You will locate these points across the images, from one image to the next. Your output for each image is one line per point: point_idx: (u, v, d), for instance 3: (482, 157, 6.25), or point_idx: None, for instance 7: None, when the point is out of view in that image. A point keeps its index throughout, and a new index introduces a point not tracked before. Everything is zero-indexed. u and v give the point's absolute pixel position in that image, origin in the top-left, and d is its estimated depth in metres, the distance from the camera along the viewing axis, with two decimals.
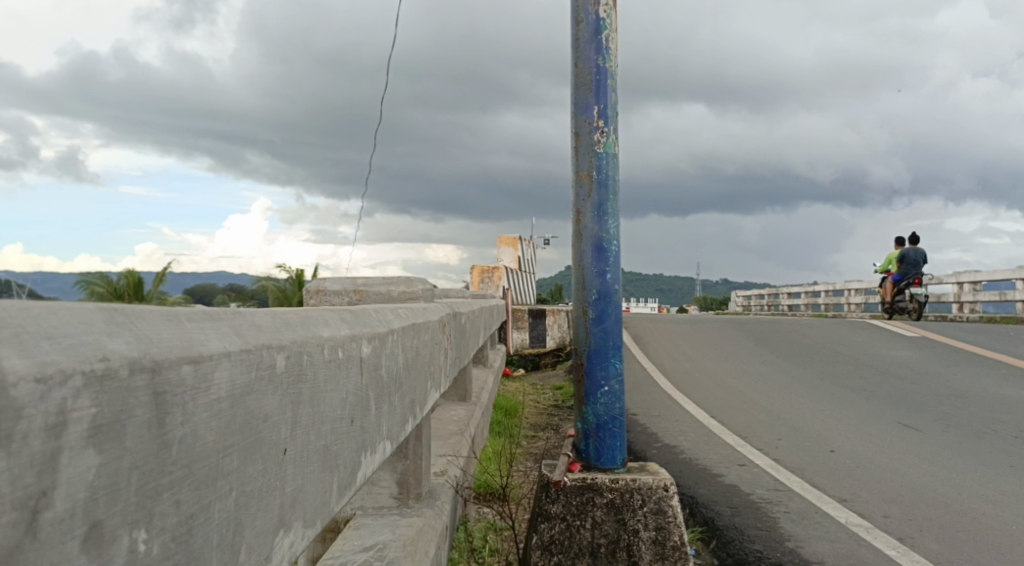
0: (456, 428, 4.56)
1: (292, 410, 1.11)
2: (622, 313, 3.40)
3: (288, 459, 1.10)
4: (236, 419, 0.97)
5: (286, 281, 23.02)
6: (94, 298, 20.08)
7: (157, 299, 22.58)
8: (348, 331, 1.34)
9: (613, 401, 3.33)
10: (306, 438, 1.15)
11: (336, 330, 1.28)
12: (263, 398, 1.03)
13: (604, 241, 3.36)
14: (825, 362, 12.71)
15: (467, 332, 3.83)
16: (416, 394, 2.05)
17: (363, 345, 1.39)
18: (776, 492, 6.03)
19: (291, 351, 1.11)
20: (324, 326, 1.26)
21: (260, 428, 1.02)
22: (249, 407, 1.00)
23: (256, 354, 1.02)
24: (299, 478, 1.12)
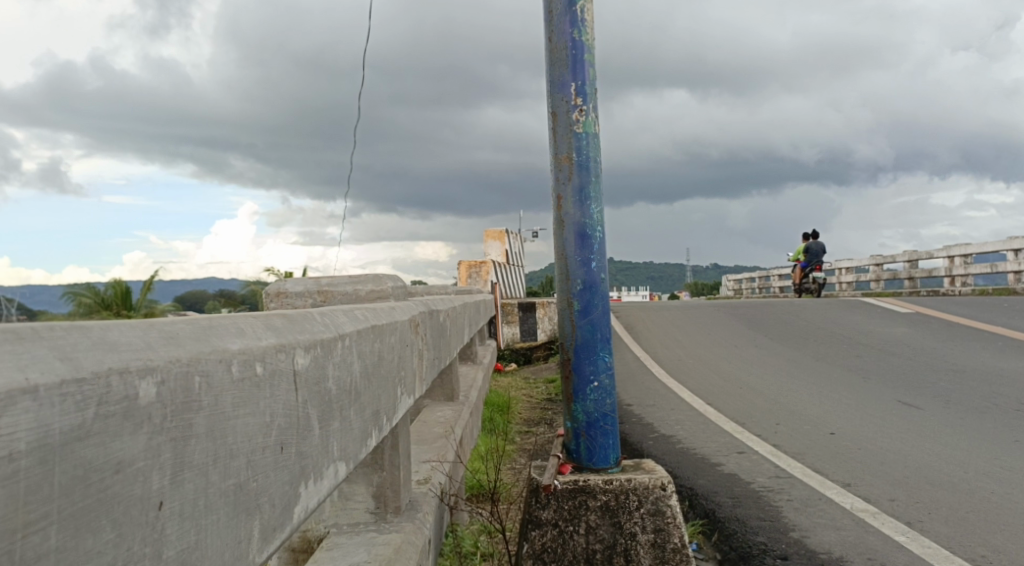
0: (443, 430, 4.36)
1: (172, 450, 0.86)
2: (610, 304, 3.20)
3: (168, 515, 0.85)
4: (61, 479, 0.72)
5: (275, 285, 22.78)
6: (81, 310, 19.81)
7: (146, 309, 22.29)
8: (272, 339, 1.09)
9: (604, 397, 3.13)
10: (204, 481, 0.93)
11: (251, 339, 1.04)
12: (113, 442, 0.78)
13: (587, 228, 3.15)
14: (821, 343, 12.56)
15: (446, 330, 3.63)
16: (379, 406, 1.84)
17: (294, 355, 1.15)
18: (778, 479, 5.85)
19: (167, 374, 0.86)
20: (232, 336, 1.01)
21: (110, 483, 0.77)
22: (87, 457, 0.75)
23: (97, 385, 0.77)
24: (187, 538, 0.88)
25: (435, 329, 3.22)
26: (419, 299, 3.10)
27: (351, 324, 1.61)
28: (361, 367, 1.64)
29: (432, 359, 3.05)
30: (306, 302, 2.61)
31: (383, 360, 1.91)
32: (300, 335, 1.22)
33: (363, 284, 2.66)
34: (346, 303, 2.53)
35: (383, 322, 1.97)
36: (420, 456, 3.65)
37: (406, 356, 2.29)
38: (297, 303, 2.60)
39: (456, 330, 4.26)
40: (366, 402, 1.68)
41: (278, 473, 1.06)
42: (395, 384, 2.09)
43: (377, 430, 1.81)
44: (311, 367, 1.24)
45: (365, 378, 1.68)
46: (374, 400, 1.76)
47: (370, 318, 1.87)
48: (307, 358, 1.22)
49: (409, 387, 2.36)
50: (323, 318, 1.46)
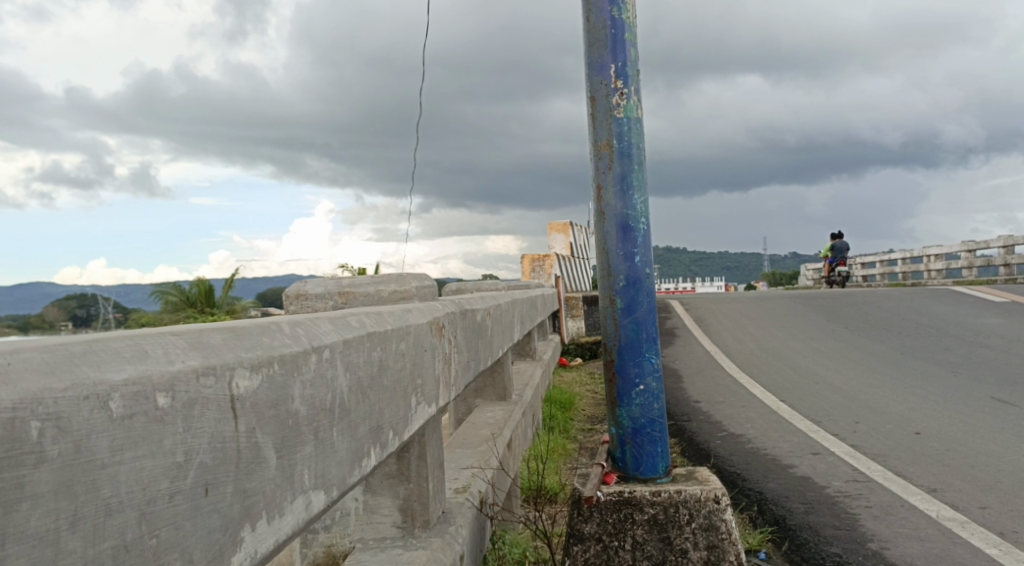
0: (490, 432, 4.19)
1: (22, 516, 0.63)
2: (655, 301, 2.98)
3: None
4: None
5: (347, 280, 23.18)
6: (164, 309, 20.72)
7: (226, 307, 22.98)
8: (189, 363, 0.89)
9: (651, 402, 2.91)
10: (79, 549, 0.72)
11: (154, 363, 0.83)
12: None
13: (629, 219, 2.95)
14: (905, 335, 11.89)
15: (486, 329, 3.46)
16: (381, 423, 1.67)
17: (226, 379, 0.97)
18: (856, 483, 5.47)
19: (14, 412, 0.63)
20: (127, 360, 0.80)
21: None
22: None
23: None
24: None
25: (470, 330, 3.05)
26: (450, 299, 2.93)
27: (337, 332, 1.44)
28: (349, 381, 1.46)
29: (466, 363, 2.89)
30: (327, 304, 2.48)
31: (387, 369, 1.74)
32: (244, 352, 1.05)
33: (385, 285, 2.53)
34: (367, 304, 2.40)
35: (388, 326, 1.81)
36: (461, 461, 3.48)
37: (423, 362, 2.13)
38: (317, 305, 2.47)
39: (502, 328, 4.09)
40: (357, 420, 1.51)
41: (202, 520, 0.89)
42: (407, 395, 1.93)
43: (375, 448, 1.64)
44: (260, 388, 1.07)
45: (356, 393, 1.50)
46: (370, 417, 1.59)
47: (372, 324, 1.70)
48: (253, 379, 1.05)
49: (430, 394, 2.21)
50: (295, 327, 1.30)
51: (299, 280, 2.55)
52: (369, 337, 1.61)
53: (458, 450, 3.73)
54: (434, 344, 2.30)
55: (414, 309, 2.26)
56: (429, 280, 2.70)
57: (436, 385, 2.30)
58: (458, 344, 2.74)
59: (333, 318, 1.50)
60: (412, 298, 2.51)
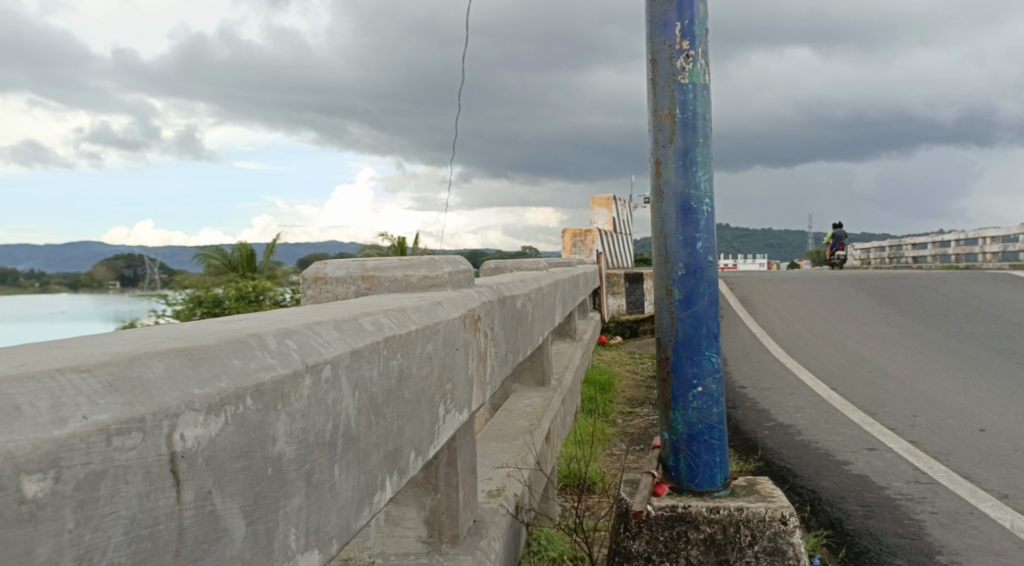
0: (528, 424, 3.91)
1: None
2: (718, 293, 2.64)
3: None
4: None
5: (388, 249, 23.08)
6: (208, 274, 20.93)
7: (269, 272, 23.05)
8: (87, 421, 0.64)
9: (710, 406, 2.58)
10: None
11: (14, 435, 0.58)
12: None
13: (691, 200, 2.61)
14: (965, 322, 11.26)
15: (526, 317, 3.16)
16: (400, 444, 1.38)
17: (159, 434, 0.69)
18: (917, 485, 5.05)
19: None
20: None
21: None
22: None
23: None
24: None
25: (509, 318, 2.76)
26: (489, 286, 2.64)
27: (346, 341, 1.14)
28: (358, 403, 1.16)
29: (503, 356, 2.60)
30: (348, 290, 2.19)
31: (409, 377, 1.45)
32: (198, 387, 0.77)
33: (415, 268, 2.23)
34: (393, 292, 2.11)
35: (411, 325, 1.50)
36: (496, 458, 3.21)
37: (454, 362, 1.84)
38: (338, 290, 2.18)
39: (544, 314, 3.79)
40: (369, 444, 1.21)
41: None
42: (433, 404, 1.63)
43: (393, 476, 1.34)
44: (223, 433, 0.78)
45: (367, 415, 1.20)
46: (385, 440, 1.29)
47: (392, 325, 1.39)
48: (211, 423, 0.77)
49: (462, 398, 1.92)
50: (285, 339, 1.00)
51: (319, 260, 2.26)
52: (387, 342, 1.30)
53: (491, 444, 3.46)
54: (467, 339, 2.00)
55: (444, 299, 1.96)
56: (465, 263, 2.41)
57: (470, 387, 2.02)
58: (495, 336, 2.45)
59: (339, 322, 1.20)
60: (446, 285, 2.21)
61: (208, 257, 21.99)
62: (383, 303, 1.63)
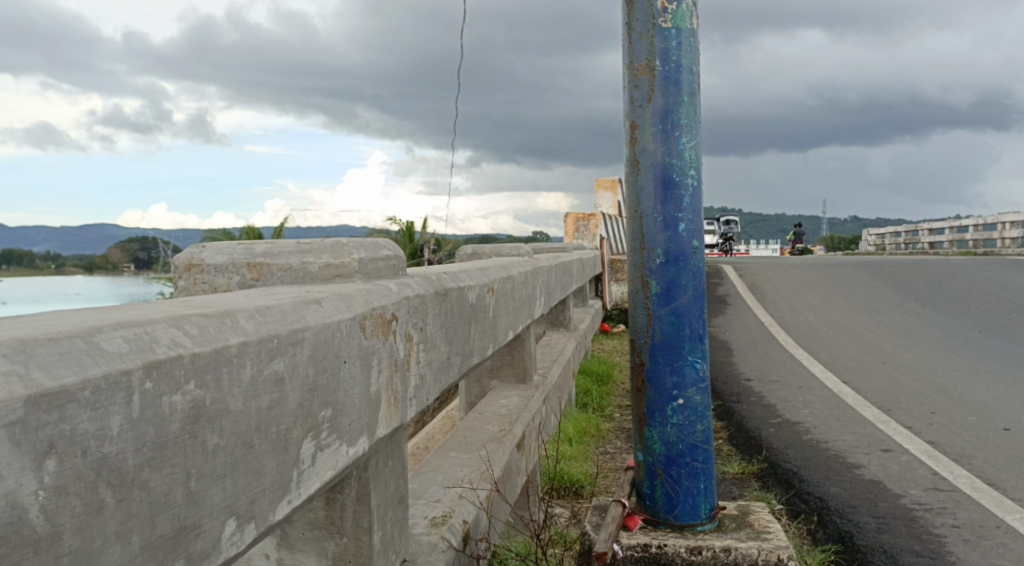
0: (497, 430, 3.46)
1: None
2: (705, 285, 2.17)
3: None
4: None
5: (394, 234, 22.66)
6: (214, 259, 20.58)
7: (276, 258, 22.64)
8: None
9: (694, 422, 2.12)
10: None
11: None
12: None
13: (673, 172, 2.13)
14: (985, 312, 10.69)
15: (484, 312, 2.71)
16: (191, 518, 0.92)
17: None
18: (937, 493, 4.55)
19: None
20: None
21: None
22: None
23: None
24: None
25: (455, 314, 2.30)
26: (425, 274, 2.19)
27: (27, 380, 0.70)
28: (63, 477, 0.72)
29: (443, 361, 2.15)
30: (230, 281, 1.73)
31: (223, 414, 0.99)
32: None
33: (316, 255, 1.77)
34: (281, 285, 1.66)
35: (235, 335, 1.04)
36: (450, 475, 2.75)
37: (340, 376, 1.38)
38: (215, 281, 1.73)
39: (514, 307, 3.35)
40: (97, 539, 0.76)
41: None
42: (287, 444, 1.17)
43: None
44: None
45: (89, 495, 0.75)
46: (148, 521, 0.84)
47: (186, 340, 0.94)
48: None
49: (357, 425, 1.46)
50: None
51: (198, 243, 1.81)
52: (155, 370, 0.85)
53: (449, 457, 3.00)
54: (369, 345, 1.55)
55: (336, 294, 1.51)
56: (388, 249, 1.96)
57: (374, 408, 1.57)
58: (427, 337, 2.00)
59: (30, 345, 0.75)
60: (353, 276, 1.74)
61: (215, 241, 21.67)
62: (215, 304, 1.17)
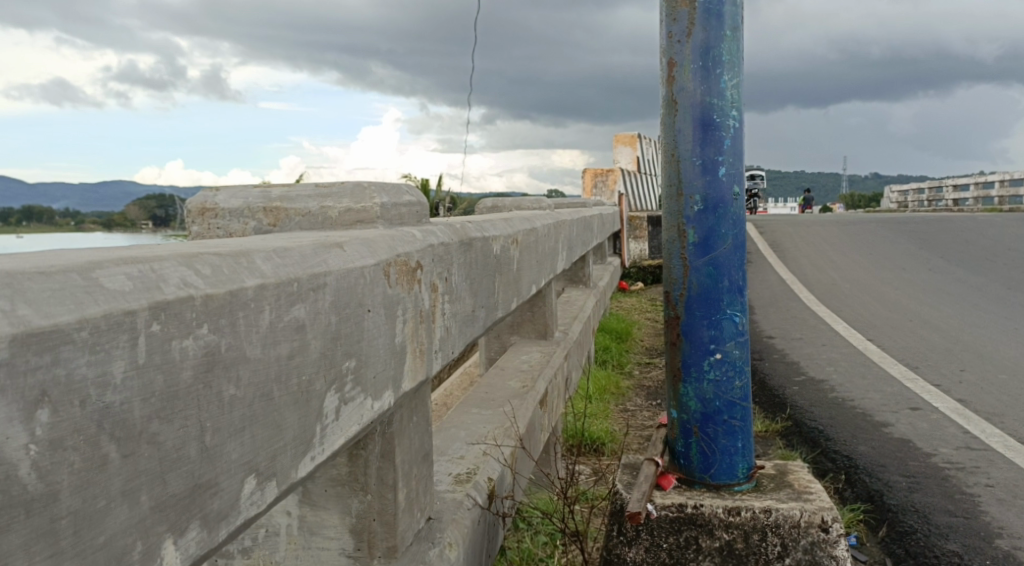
0: (520, 386, 3.39)
1: None
2: (745, 234, 2.05)
3: None
4: None
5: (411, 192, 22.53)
6: None
7: None
8: None
9: (731, 378, 2.03)
10: None
11: None
12: None
13: (713, 113, 2.01)
14: (1013, 269, 10.48)
15: (509, 265, 2.60)
16: (207, 475, 0.83)
17: None
18: (969, 452, 4.46)
19: None
20: None
21: None
22: None
23: None
24: None
25: (479, 265, 2.20)
26: (449, 223, 2.08)
27: (13, 318, 0.61)
28: (57, 429, 0.63)
29: (468, 314, 2.05)
30: (246, 227, 1.64)
31: (241, 363, 0.90)
32: None
33: (336, 199, 1.65)
34: (300, 231, 1.56)
35: (252, 277, 0.95)
36: (473, 432, 2.68)
37: (364, 325, 1.29)
38: (230, 227, 1.64)
39: (537, 261, 3.25)
40: (100, 500, 0.68)
41: None
42: (310, 395, 1.08)
43: (190, 533, 0.80)
44: None
45: (90, 449, 0.66)
46: (159, 479, 0.75)
47: (198, 280, 0.85)
48: None
49: (382, 379, 1.37)
50: None
51: (211, 187, 1.71)
52: (162, 311, 0.76)
53: (471, 413, 2.93)
54: (394, 294, 1.45)
55: (357, 238, 1.41)
56: (411, 194, 1.85)
57: (399, 360, 1.47)
58: (452, 288, 1.91)
59: (19, 280, 0.65)
60: (375, 222, 1.63)
61: None
62: (229, 245, 1.08)
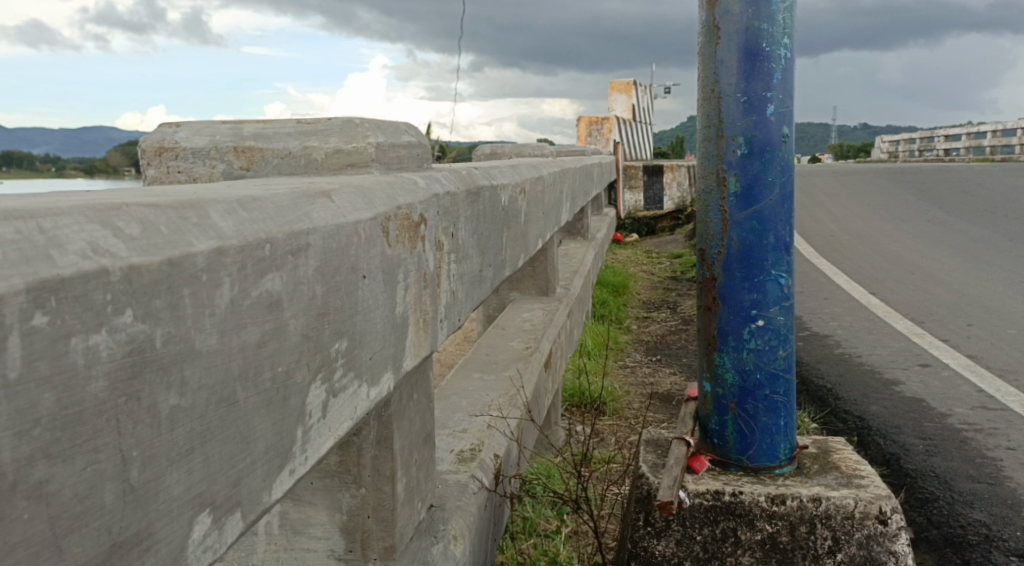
0: (522, 347, 3.15)
1: None
2: (793, 183, 1.79)
3: None
4: None
5: None
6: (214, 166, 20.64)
7: None
8: None
9: (775, 348, 1.78)
10: None
11: None
12: None
13: (761, 39, 1.72)
14: (1015, 219, 10.25)
15: (517, 218, 2.33)
16: (138, 525, 0.57)
17: None
18: (986, 412, 4.28)
19: None
20: None
21: None
22: None
23: None
24: None
25: (488, 218, 1.92)
26: (453, 169, 1.80)
27: None
28: None
29: (475, 275, 1.79)
30: (213, 170, 1.36)
31: (188, 362, 0.63)
32: None
33: (322, 139, 1.36)
34: (280, 177, 1.27)
35: (204, 239, 0.67)
36: (476, 401, 2.44)
37: (358, 296, 1.02)
38: (195, 170, 1.35)
39: (544, 214, 2.98)
40: None
41: None
42: (289, 392, 0.81)
43: None
44: None
45: None
46: (52, 547, 0.49)
47: (120, 244, 0.58)
48: None
49: (380, 361, 1.11)
50: None
51: (171, 123, 1.42)
52: (54, 295, 0.49)
53: (472, 379, 2.69)
54: (393, 255, 1.18)
55: (349, 186, 1.13)
56: (410, 133, 1.56)
57: (401, 333, 1.21)
58: (459, 244, 1.64)
59: None
60: (370, 166, 1.33)
61: None
62: (178, 193, 0.80)
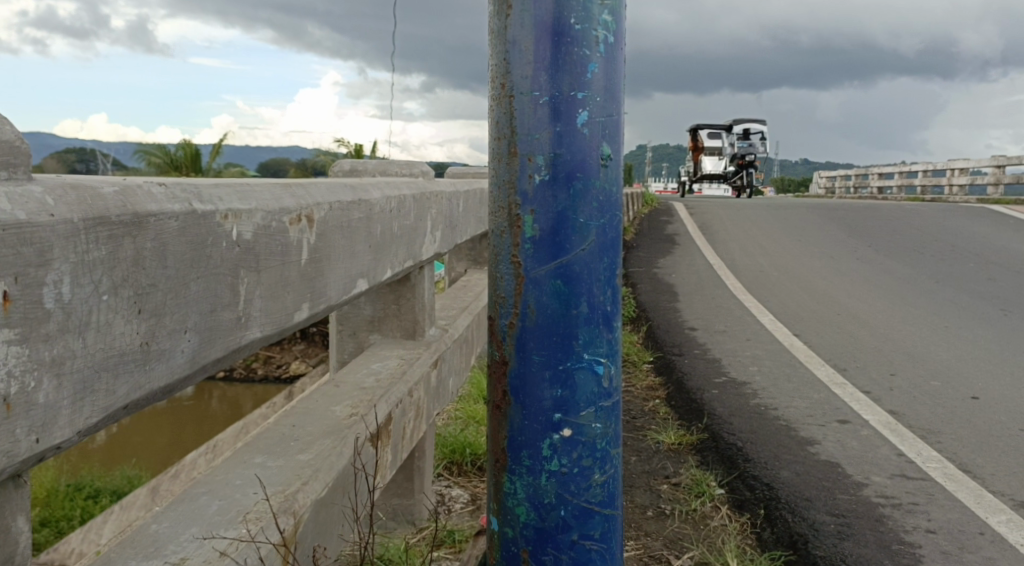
0: (348, 413, 2.49)
1: None
2: (609, 232, 1.51)
3: None
4: None
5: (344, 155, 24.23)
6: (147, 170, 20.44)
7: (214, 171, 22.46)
8: None
9: (583, 468, 1.52)
10: None
11: None
12: None
13: (568, 31, 1.44)
14: (941, 261, 10.05)
15: (287, 253, 1.67)
16: None
17: None
18: (905, 482, 3.79)
19: None
20: None
21: None
22: None
23: None
24: None
25: (187, 258, 1.24)
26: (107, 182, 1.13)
27: None
28: None
29: (136, 351, 1.12)
30: None
31: None
32: None
33: None
34: None
35: None
36: (232, 502, 1.77)
37: None
38: None
39: (369, 247, 2.34)
40: None
41: None
42: None
43: None
44: None
45: None
46: None
47: None
48: None
49: None
50: None
51: None
52: None
53: (247, 465, 2.00)
54: None
55: None
56: None
57: None
58: (60, 310, 0.94)
59: None
60: None
61: (149, 155, 22.10)
62: None
